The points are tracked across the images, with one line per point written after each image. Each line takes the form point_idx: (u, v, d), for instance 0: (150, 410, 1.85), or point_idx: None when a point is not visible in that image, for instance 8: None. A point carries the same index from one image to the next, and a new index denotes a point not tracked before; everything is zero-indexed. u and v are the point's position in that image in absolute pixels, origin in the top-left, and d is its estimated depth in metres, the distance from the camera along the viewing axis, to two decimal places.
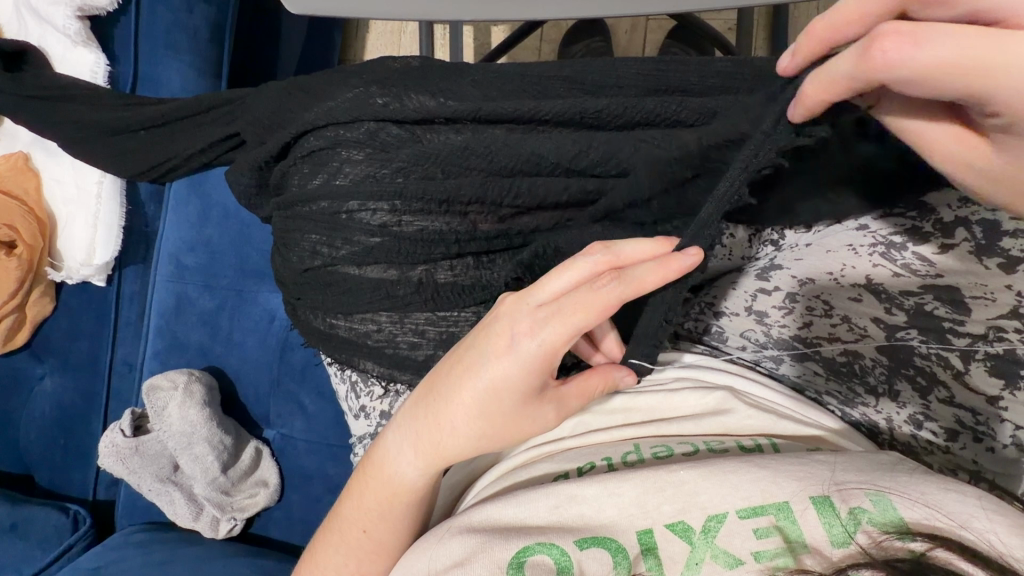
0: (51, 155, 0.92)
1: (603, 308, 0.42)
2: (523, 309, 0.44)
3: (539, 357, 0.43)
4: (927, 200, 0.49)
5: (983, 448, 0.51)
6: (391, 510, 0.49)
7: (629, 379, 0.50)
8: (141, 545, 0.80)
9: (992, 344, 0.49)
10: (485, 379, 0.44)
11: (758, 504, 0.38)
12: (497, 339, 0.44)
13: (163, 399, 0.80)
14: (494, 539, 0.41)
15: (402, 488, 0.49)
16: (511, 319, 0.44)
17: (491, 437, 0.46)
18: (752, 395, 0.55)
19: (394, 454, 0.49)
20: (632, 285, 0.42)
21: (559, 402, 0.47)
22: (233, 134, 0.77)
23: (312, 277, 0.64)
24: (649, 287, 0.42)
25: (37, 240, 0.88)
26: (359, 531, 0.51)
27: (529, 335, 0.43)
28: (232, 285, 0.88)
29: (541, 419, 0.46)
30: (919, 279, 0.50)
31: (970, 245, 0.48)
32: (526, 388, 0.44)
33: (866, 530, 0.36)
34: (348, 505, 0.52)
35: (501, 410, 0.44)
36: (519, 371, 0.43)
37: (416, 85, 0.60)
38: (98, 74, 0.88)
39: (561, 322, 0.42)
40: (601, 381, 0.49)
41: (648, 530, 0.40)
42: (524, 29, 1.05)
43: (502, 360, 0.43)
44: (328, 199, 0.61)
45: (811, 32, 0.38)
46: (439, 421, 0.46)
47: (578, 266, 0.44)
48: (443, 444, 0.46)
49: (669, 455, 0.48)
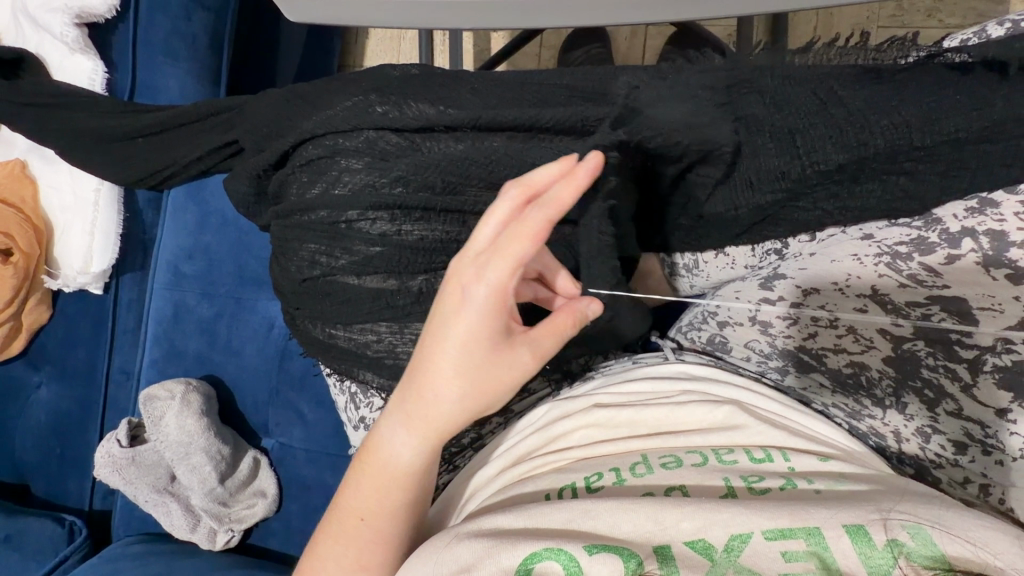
0: (50, 163, 0.91)
1: (533, 232, 0.40)
2: (463, 258, 0.43)
3: (491, 298, 0.42)
4: (935, 212, 0.52)
5: (992, 461, 0.49)
6: (388, 495, 0.48)
7: (596, 306, 0.47)
8: (138, 557, 0.79)
9: (1001, 355, 0.48)
10: (449, 338, 0.43)
11: (786, 526, 0.39)
12: (445, 293, 0.43)
13: (159, 408, 0.79)
14: (504, 545, 0.41)
15: (396, 466, 0.47)
16: (455, 276, 0.43)
17: (475, 394, 0.43)
18: (757, 407, 0.54)
19: (386, 436, 0.47)
20: (549, 204, 0.39)
21: (533, 346, 0.44)
22: (231, 142, 0.76)
23: (311, 287, 0.63)
24: (567, 201, 0.39)
25: (34, 249, 0.88)
26: (357, 520, 0.49)
27: (475, 280, 0.42)
28: (231, 292, 0.88)
29: (521, 365, 0.44)
30: (925, 290, 0.51)
31: (977, 255, 0.49)
32: (490, 333, 0.42)
33: (905, 562, 0.36)
34: (344, 500, 0.50)
35: (474, 361, 0.43)
36: (473, 317, 0.42)
37: (416, 93, 0.59)
38: (96, 81, 0.88)
39: (498, 256, 0.41)
40: (569, 318, 0.45)
41: (665, 544, 0.40)
42: (524, 36, 1.05)
43: (455, 311, 0.42)
44: (327, 208, 0.60)
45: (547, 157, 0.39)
46: (420, 393, 0.45)
47: (498, 207, 0.42)
48: (430, 411, 0.45)
49: (680, 465, 0.48)
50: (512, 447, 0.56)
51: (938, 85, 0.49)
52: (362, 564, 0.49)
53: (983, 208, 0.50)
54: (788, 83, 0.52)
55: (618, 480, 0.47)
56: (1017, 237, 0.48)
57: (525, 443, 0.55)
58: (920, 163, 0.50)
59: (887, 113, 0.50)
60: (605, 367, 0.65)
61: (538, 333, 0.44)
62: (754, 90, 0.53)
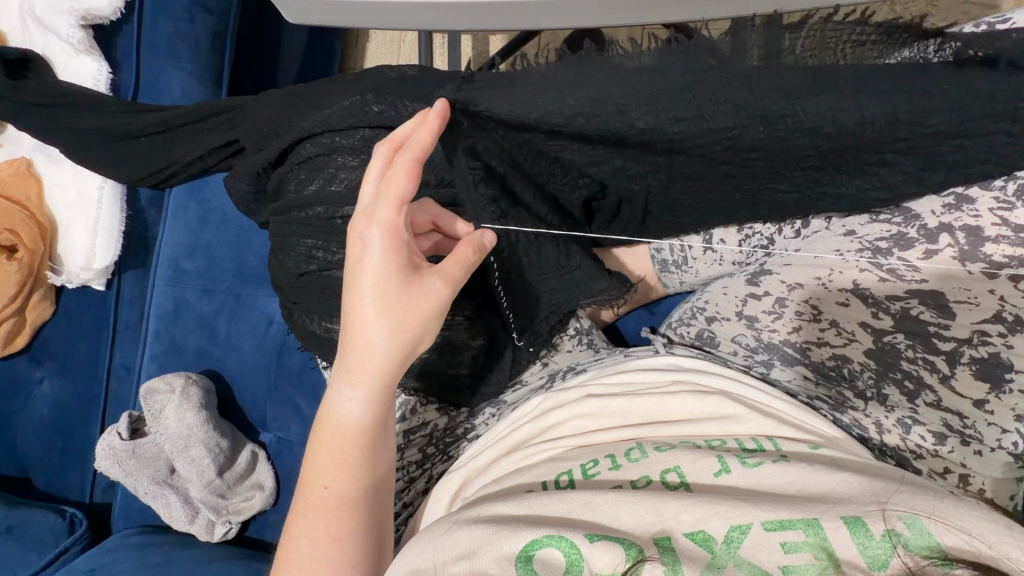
0: (55, 162, 0.93)
1: (406, 170, 0.47)
2: (362, 216, 0.49)
3: (388, 236, 0.48)
4: (911, 208, 0.52)
5: (970, 451, 0.52)
6: (338, 453, 0.50)
7: (491, 236, 0.53)
8: (137, 548, 0.81)
9: (977, 347, 0.51)
10: (362, 282, 0.48)
11: (786, 518, 0.40)
12: (354, 250, 0.49)
13: (159, 402, 0.81)
14: (503, 531, 0.43)
15: (344, 425, 0.50)
16: (353, 232, 0.50)
17: (398, 326, 0.48)
18: (747, 398, 0.55)
19: (330, 399, 0.50)
20: (414, 141, 0.46)
21: (440, 276, 0.49)
22: (233, 141, 0.78)
23: (308, 282, 0.65)
24: (427, 139, 0.46)
25: (38, 245, 0.89)
26: (320, 491, 0.50)
27: (370, 228, 0.48)
28: (230, 289, 0.89)
29: (433, 294, 0.49)
30: (904, 284, 0.53)
31: (954, 251, 0.50)
32: (397, 268, 0.48)
33: (904, 552, 0.37)
34: (305, 473, 0.52)
35: (389, 296, 0.48)
36: (379, 259, 0.48)
37: (410, 91, 0.57)
38: (101, 82, 0.90)
39: (384, 201, 0.48)
40: (470, 247, 0.52)
41: (665, 536, 0.41)
42: (521, 38, 1.07)
43: (364, 258, 0.48)
44: (324, 204, 0.63)
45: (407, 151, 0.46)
46: (351, 344, 0.49)
47: (372, 164, 0.49)
48: (362, 357, 0.48)
49: (672, 449, 0.49)
50: (506, 435, 0.58)
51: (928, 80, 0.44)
52: (332, 535, 0.50)
53: (960, 204, 0.50)
54: (771, 68, 0.44)
55: (614, 465, 0.49)
56: (994, 232, 0.49)
57: (518, 433, 0.56)
58: (901, 155, 0.49)
59: (878, 101, 0.45)
60: (596, 360, 0.67)
61: (444, 264, 0.50)
62: (734, 80, 0.45)
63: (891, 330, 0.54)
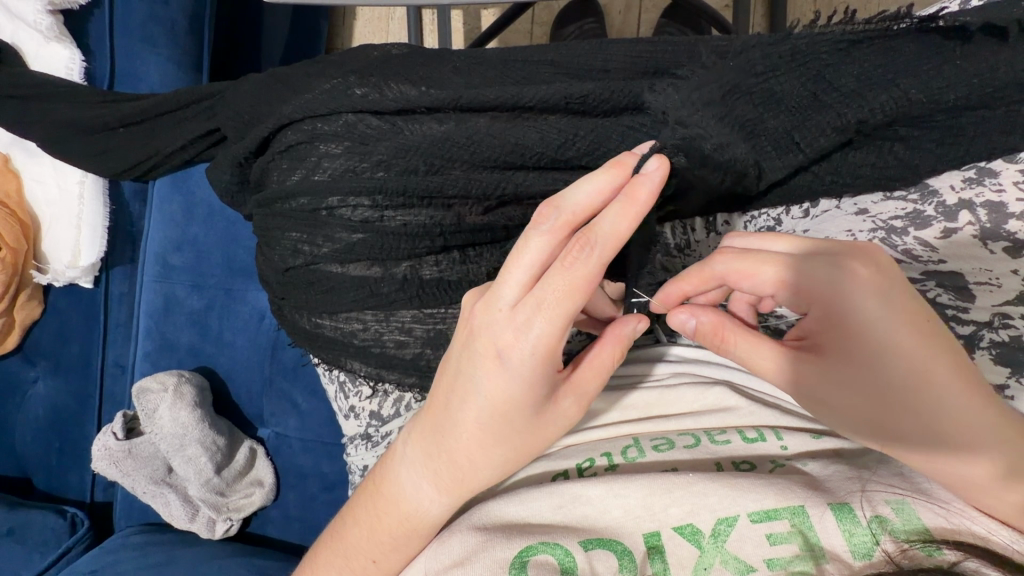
0: (33, 156, 0.89)
1: (587, 280, 0.37)
2: (506, 318, 0.39)
3: (538, 361, 0.40)
4: (930, 183, 0.50)
5: None
6: (407, 541, 0.47)
7: (644, 324, 0.44)
8: (138, 548, 0.80)
9: (997, 330, 0.47)
10: (487, 396, 0.41)
11: (772, 508, 0.39)
12: (487, 354, 0.41)
13: (153, 401, 0.79)
14: (496, 539, 0.42)
15: (422, 522, 0.47)
16: (489, 331, 0.40)
17: (514, 448, 0.44)
18: (750, 390, 0.53)
19: (411, 495, 0.46)
20: (609, 243, 0.37)
21: (577, 395, 0.43)
22: (214, 130, 0.74)
23: (295, 278, 0.62)
24: (627, 233, 0.38)
25: (21, 243, 0.86)
26: (367, 562, 0.48)
27: (517, 341, 0.39)
28: (220, 283, 0.87)
29: (563, 418, 0.44)
30: (920, 265, 0.49)
31: (974, 229, 0.48)
32: (536, 396, 0.41)
33: (890, 538, 0.37)
34: (354, 537, 0.49)
35: (514, 419, 0.42)
36: (517, 380, 0.40)
37: (396, 75, 0.58)
38: (74, 70, 0.85)
39: (548, 317, 0.38)
40: (616, 350, 0.44)
41: (655, 532, 0.40)
42: (513, 11, 1.02)
43: (500, 373, 0.40)
44: (307, 195, 0.58)
45: (597, 248, 0.37)
46: (456, 452, 0.44)
47: (534, 247, 0.38)
48: (467, 469, 0.45)
49: (670, 448, 0.48)
50: None
51: (939, 55, 0.46)
52: None
53: (982, 178, 0.48)
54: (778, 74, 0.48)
55: (610, 465, 0.48)
56: (1017, 208, 0.47)
57: None
58: (915, 129, 0.48)
59: (887, 88, 0.46)
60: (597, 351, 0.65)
61: (583, 381, 0.43)
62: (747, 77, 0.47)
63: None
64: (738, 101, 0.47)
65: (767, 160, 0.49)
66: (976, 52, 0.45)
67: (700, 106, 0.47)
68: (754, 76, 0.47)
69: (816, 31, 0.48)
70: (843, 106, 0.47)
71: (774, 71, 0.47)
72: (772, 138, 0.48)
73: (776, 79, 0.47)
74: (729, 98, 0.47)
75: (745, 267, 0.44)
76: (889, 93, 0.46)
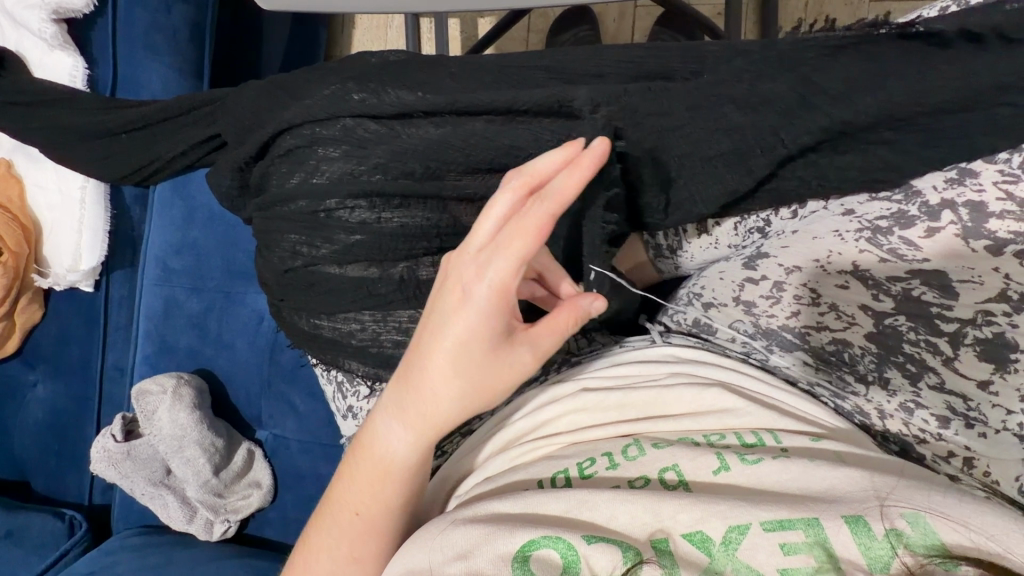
0: (35, 162, 0.90)
1: (536, 228, 0.39)
2: (470, 261, 0.42)
3: (494, 299, 0.42)
4: (914, 184, 0.51)
5: (976, 434, 0.49)
6: (382, 489, 0.48)
7: (600, 301, 0.44)
8: (136, 549, 0.81)
9: (981, 328, 0.49)
10: (450, 333, 0.43)
11: (786, 519, 0.39)
12: (449, 295, 0.43)
13: (152, 403, 0.80)
14: (499, 531, 0.42)
15: (393, 465, 0.48)
16: (457, 271, 0.43)
17: (470, 400, 0.45)
18: (744, 388, 0.54)
19: (381, 432, 0.48)
20: (555, 198, 0.39)
21: (534, 347, 0.44)
22: (214, 136, 0.75)
23: (293, 279, 0.63)
24: (574, 188, 0.38)
25: (22, 247, 0.88)
26: (351, 515, 0.49)
27: (477, 280, 0.42)
28: (220, 286, 0.88)
29: (519, 366, 0.44)
30: (906, 263, 0.51)
31: (957, 228, 0.49)
32: (489, 336, 0.42)
33: (908, 551, 0.37)
34: (338, 489, 0.51)
35: (471, 358, 0.43)
36: (475, 318, 0.42)
37: (394, 81, 0.59)
38: (78, 78, 0.87)
39: (502, 258, 0.40)
40: (571, 315, 0.44)
41: (663, 539, 0.41)
42: (510, 19, 1.04)
43: (458, 309, 0.42)
44: (306, 198, 0.60)
45: (543, 201, 0.39)
46: (418, 394, 0.45)
47: (497, 200, 0.41)
48: (426, 412, 0.46)
49: (668, 445, 0.48)
50: (502, 432, 0.57)
51: (921, 61, 0.47)
52: (354, 558, 0.49)
53: (963, 178, 0.49)
54: (761, 78, 0.50)
55: (611, 464, 0.48)
56: (997, 207, 0.48)
57: (514, 429, 0.56)
58: (900, 132, 0.50)
59: (870, 92, 0.48)
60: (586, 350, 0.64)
61: (539, 333, 0.44)
62: (729, 91, 0.50)
63: (902, 319, 0.51)
64: (722, 108, 0.51)
65: (749, 159, 0.52)
66: (957, 56, 0.47)
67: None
68: (741, 83, 0.50)
69: (801, 37, 0.50)
70: (828, 110, 0.49)
71: (759, 76, 0.50)
72: (758, 139, 0.51)
73: (762, 84, 0.50)
74: (716, 106, 0.51)
75: None
76: (875, 96, 0.48)
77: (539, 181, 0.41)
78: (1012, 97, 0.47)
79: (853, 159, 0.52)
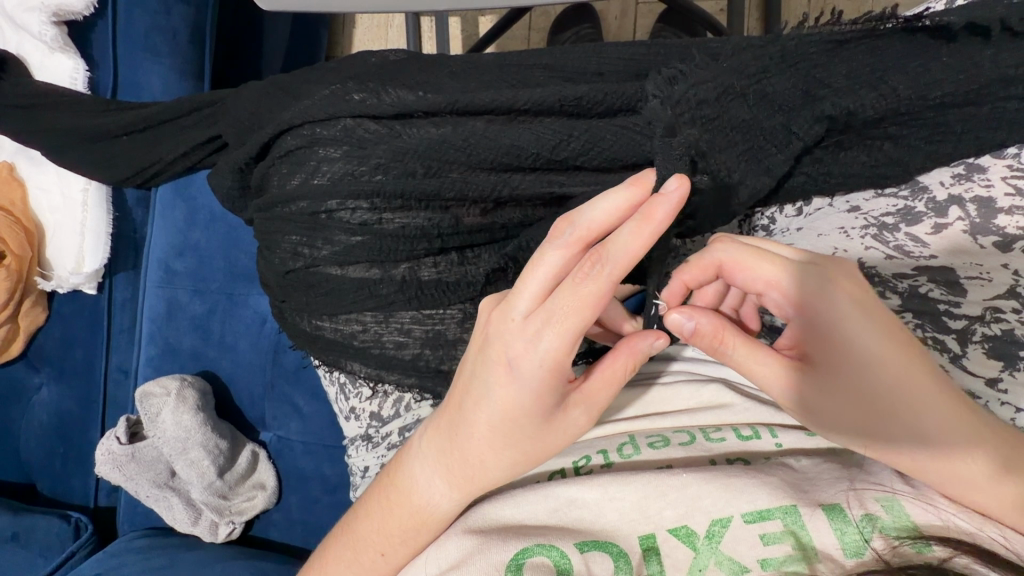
0: (38, 165, 0.90)
1: (599, 297, 0.38)
2: (518, 329, 0.40)
3: (547, 369, 0.40)
4: (920, 180, 0.51)
5: None
6: (413, 537, 0.48)
7: (663, 340, 0.43)
8: (141, 551, 0.81)
9: (990, 325, 0.47)
10: (499, 403, 0.41)
11: (765, 508, 0.39)
12: (495, 363, 0.41)
13: (156, 405, 0.80)
14: (491, 542, 0.42)
15: (432, 517, 0.47)
16: (502, 340, 0.41)
17: (520, 459, 0.44)
18: (746, 387, 0.54)
19: (416, 488, 0.47)
20: (620, 262, 0.37)
21: (588, 406, 0.43)
22: (215, 137, 0.75)
23: (295, 280, 0.63)
24: (641, 253, 0.37)
25: (25, 250, 0.88)
26: (377, 555, 0.49)
27: (528, 352, 0.40)
28: (222, 288, 0.88)
29: (572, 426, 0.44)
30: (912, 260, 0.50)
31: (964, 224, 0.49)
32: (544, 405, 0.42)
33: (881, 536, 0.37)
34: (362, 528, 0.50)
35: (524, 424, 0.42)
36: (528, 389, 0.41)
37: (394, 80, 0.59)
38: (78, 80, 0.86)
39: (558, 330, 0.38)
40: (628, 360, 0.43)
41: (650, 535, 0.41)
42: (511, 16, 1.04)
43: (507, 380, 0.41)
44: (306, 199, 0.59)
45: (608, 268, 0.37)
46: (465, 455, 0.45)
47: (549, 259, 0.39)
48: (471, 471, 0.45)
49: (666, 445, 0.48)
50: None
51: (923, 56, 0.47)
52: None
53: (971, 174, 0.49)
54: (766, 77, 0.48)
55: (606, 462, 0.48)
56: (1004, 203, 0.48)
57: None
58: (905, 127, 0.49)
59: (873, 87, 0.47)
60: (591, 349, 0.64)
61: (594, 391, 0.43)
62: (739, 85, 0.48)
63: (909, 317, 0.49)
64: (735, 99, 0.48)
65: (766, 158, 0.50)
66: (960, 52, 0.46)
67: (691, 101, 0.48)
68: (745, 76, 0.48)
69: (805, 31, 0.49)
70: (831, 105, 0.48)
71: (766, 72, 0.48)
72: (770, 135, 0.49)
73: (767, 80, 0.48)
74: (723, 99, 0.48)
75: (741, 262, 0.45)
76: (878, 91, 0.47)
77: (597, 234, 0.39)
78: (1018, 90, 0.47)
79: (857, 152, 0.51)
